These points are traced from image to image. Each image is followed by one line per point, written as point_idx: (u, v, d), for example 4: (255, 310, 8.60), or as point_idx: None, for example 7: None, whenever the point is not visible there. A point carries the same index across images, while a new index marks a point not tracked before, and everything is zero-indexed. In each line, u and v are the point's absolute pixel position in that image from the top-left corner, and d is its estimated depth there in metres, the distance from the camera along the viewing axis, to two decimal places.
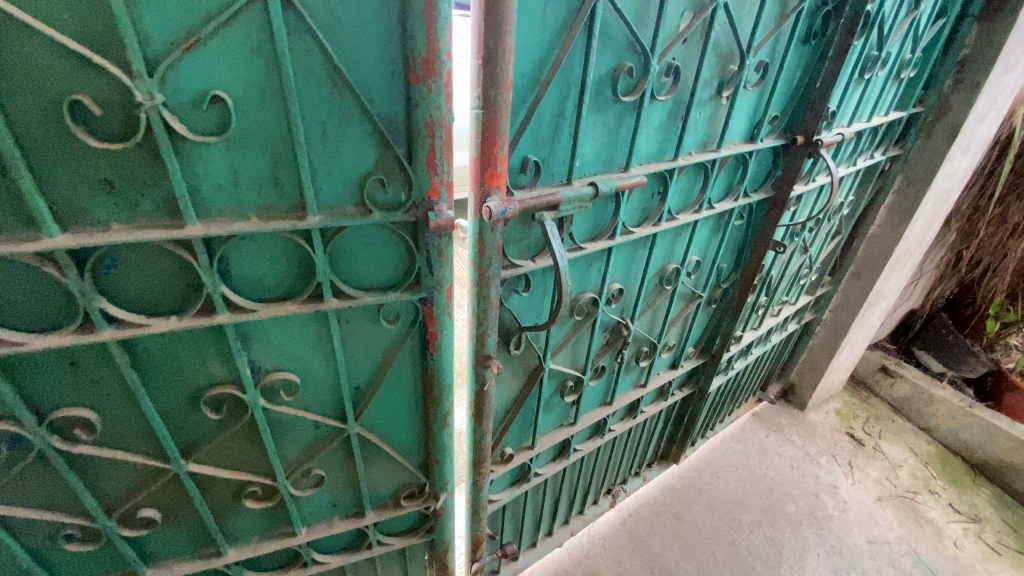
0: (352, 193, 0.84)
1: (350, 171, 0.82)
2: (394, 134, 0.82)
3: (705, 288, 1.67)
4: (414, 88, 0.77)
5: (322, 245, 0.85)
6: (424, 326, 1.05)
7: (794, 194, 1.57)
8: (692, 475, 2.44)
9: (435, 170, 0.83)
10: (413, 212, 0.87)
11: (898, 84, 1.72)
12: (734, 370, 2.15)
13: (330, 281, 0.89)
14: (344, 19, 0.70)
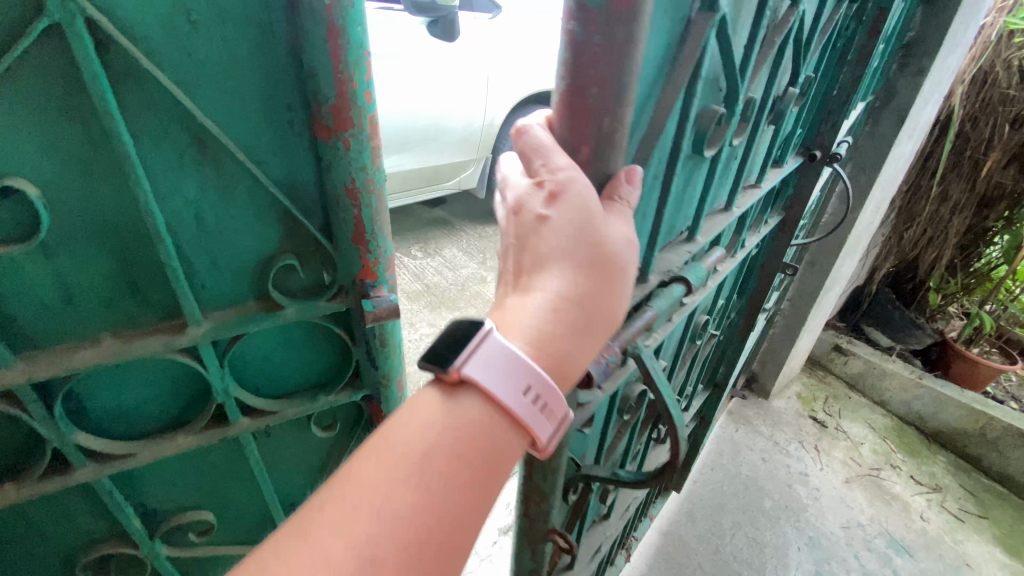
0: (249, 286, 0.62)
1: (242, 260, 0.59)
2: (307, 205, 0.60)
3: (717, 326, 1.56)
4: (322, 144, 0.56)
5: (218, 360, 0.63)
6: (372, 425, 0.86)
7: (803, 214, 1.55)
8: None
9: (365, 248, 0.62)
10: (342, 297, 0.66)
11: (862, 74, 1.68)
12: None
13: (235, 398, 0.67)
14: (206, 61, 0.48)
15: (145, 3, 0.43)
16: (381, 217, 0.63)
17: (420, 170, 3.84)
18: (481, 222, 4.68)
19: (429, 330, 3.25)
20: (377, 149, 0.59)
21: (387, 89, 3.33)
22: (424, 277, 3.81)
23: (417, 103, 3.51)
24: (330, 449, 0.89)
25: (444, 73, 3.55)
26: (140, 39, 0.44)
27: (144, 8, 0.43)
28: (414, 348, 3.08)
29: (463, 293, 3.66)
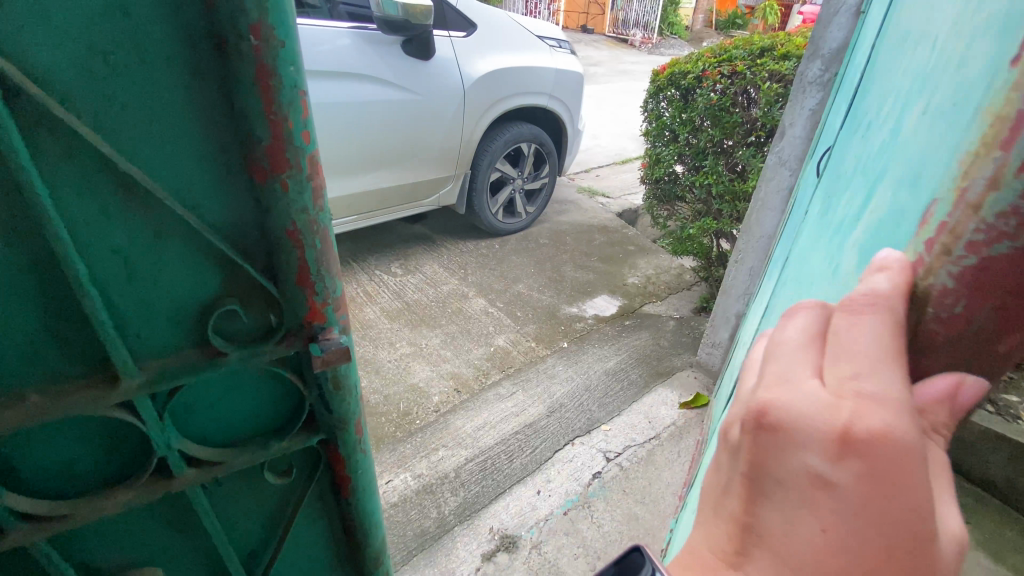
0: (189, 336, 0.82)
1: (178, 300, 0.79)
2: (252, 254, 0.82)
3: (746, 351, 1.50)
4: (262, 184, 0.77)
5: (156, 413, 0.81)
6: (333, 469, 1.04)
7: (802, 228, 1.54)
8: (654, 500, 2.34)
9: (310, 288, 0.84)
10: (290, 338, 0.87)
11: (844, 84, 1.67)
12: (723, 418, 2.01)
13: (177, 448, 0.85)
14: (131, 112, 0.67)
15: (69, 67, 0.62)
16: (322, 256, 0.84)
17: (399, 187, 3.82)
18: (462, 238, 4.67)
19: (409, 349, 3.20)
20: (313, 190, 0.80)
21: (360, 108, 3.31)
22: (404, 295, 3.78)
23: (393, 120, 3.51)
24: (285, 495, 1.06)
25: (419, 91, 3.55)
26: (66, 101, 0.63)
27: (69, 70, 0.62)
28: (394, 369, 3.02)
29: (444, 311, 3.62)
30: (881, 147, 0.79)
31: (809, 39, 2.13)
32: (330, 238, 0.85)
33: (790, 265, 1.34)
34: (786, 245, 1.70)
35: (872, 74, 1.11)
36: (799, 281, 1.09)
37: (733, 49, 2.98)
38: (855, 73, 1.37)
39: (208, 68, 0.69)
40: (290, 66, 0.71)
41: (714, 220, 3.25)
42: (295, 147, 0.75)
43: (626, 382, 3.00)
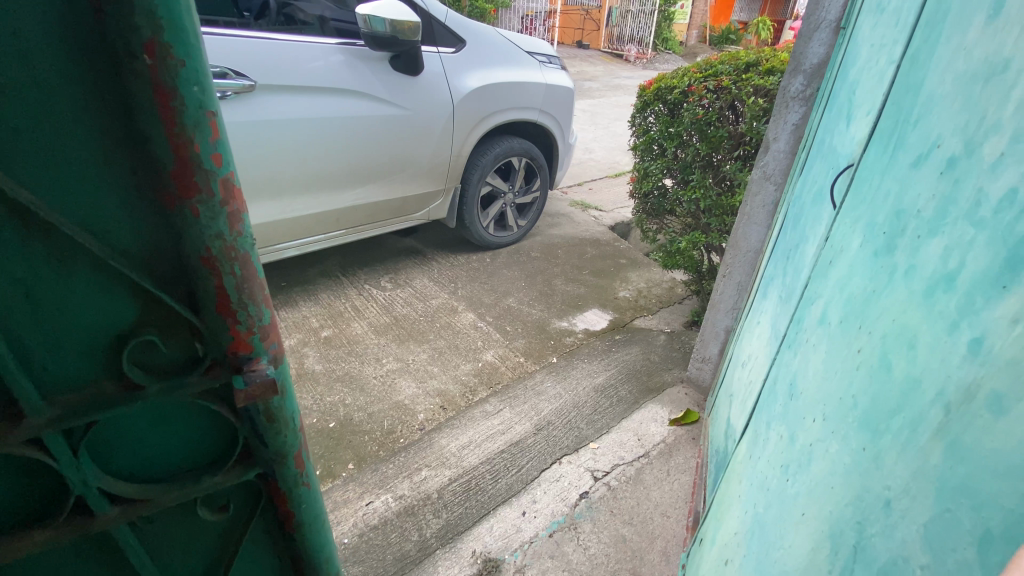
0: (107, 368, 0.81)
1: (91, 331, 0.78)
2: (174, 287, 0.81)
3: (773, 382, 1.44)
4: (172, 210, 0.76)
5: (70, 451, 0.79)
6: (276, 506, 1.01)
7: (808, 248, 1.51)
8: (642, 521, 2.29)
9: (234, 318, 0.82)
10: (214, 367, 0.85)
11: (837, 95, 1.64)
12: (728, 444, 1.98)
13: (98, 486, 0.84)
14: (29, 139, 0.68)
15: None
16: (243, 284, 0.83)
17: (388, 202, 3.80)
18: (453, 252, 4.65)
19: (395, 365, 3.16)
20: (228, 216, 0.79)
21: (345, 123, 3.29)
22: (392, 309, 3.75)
23: (380, 136, 3.50)
24: (228, 529, 1.03)
25: (407, 106, 3.55)
26: None
27: None
28: (380, 386, 2.97)
29: (432, 325, 3.59)
30: (1014, 197, 0.69)
31: (791, 55, 2.12)
32: (255, 266, 0.84)
33: (816, 292, 1.27)
34: (797, 264, 1.62)
35: (913, 90, 1.03)
36: (860, 325, 1.00)
37: (719, 64, 2.98)
38: (868, 90, 1.30)
39: (110, 93, 0.70)
40: (193, 86, 0.71)
41: (703, 233, 3.23)
42: (206, 169, 0.75)
43: (616, 398, 2.96)
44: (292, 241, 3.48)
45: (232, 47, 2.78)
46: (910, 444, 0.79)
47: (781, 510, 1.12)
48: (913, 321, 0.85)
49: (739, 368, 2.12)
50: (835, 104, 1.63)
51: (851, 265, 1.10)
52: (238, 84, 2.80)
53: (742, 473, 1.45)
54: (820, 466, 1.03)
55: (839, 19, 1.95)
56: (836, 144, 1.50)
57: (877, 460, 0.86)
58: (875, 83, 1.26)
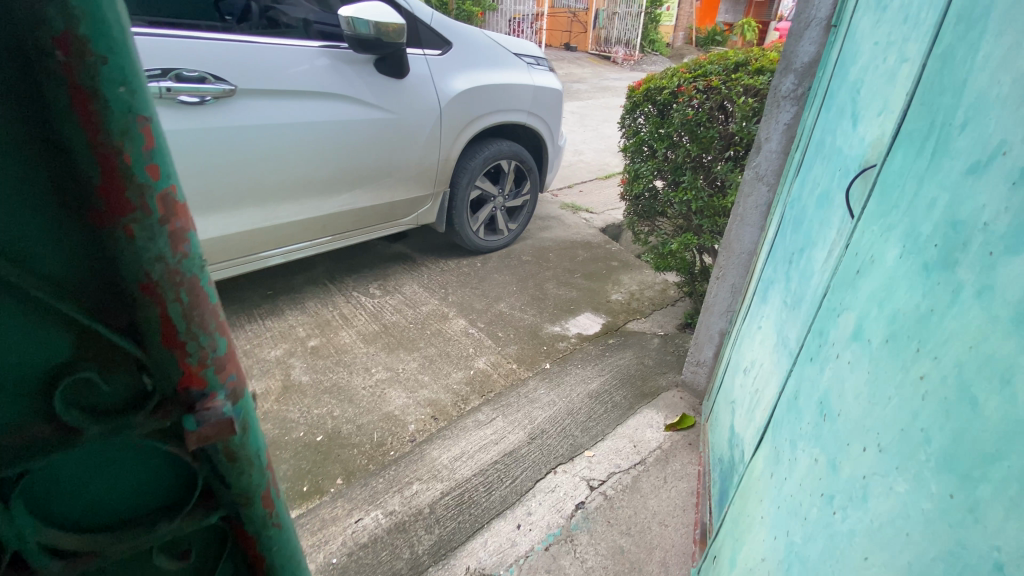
0: (36, 411, 0.71)
1: (15, 369, 0.69)
2: (107, 316, 0.72)
3: (791, 403, 1.29)
4: (104, 230, 0.69)
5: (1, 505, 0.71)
6: (243, 546, 0.95)
7: (820, 253, 1.42)
8: (641, 531, 2.24)
9: (183, 349, 0.75)
10: (165, 403, 0.77)
11: (838, 96, 1.60)
12: (736, 453, 1.95)
13: (36, 542, 0.76)
14: None
15: None
16: (192, 311, 0.76)
17: (375, 207, 3.73)
18: (443, 256, 4.58)
19: (385, 374, 3.08)
20: (170, 235, 0.72)
21: (327, 127, 3.20)
22: (381, 317, 3.67)
23: (366, 140, 3.42)
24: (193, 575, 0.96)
25: (393, 109, 3.48)
26: None
27: None
28: (369, 396, 2.90)
29: (423, 333, 3.52)
30: None
31: (782, 54, 2.09)
32: (204, 291, 0.77)
33: (838, 302, 1.12)
34: (809, 268, 1.50)
35: (948, 78, 0.89)
36: (916, 347, 0.83)
37: (708, 64, 2.95)
38: (874, 90, 1.28)
39: (22, 95, 0.62)
40: (120, 87, 0.64)
41: (695, 235, 3.20)
42: (138, 182, 0.68)
43: (611, 404, 2.90)
44: (277, 249, 3.38)
45: (211, 50, 2.70)
46: (1021, 501, 0.63)
47: (830, 551, 0.96)
48: (998, 350, 0.69)
49: (743, 374, 2.06)
50: (836, 102, 1.60)
51: (888, 277, 0.93)
52: (217, 88, 2.72)
53: (763, 493, 1.32)
54: (881, 506, 0.86)
55: (830, 17, 1.92)
56: (846, 142, 1.40)
57: (973, 516, 0.69)
58: (885, 81, 1.22)
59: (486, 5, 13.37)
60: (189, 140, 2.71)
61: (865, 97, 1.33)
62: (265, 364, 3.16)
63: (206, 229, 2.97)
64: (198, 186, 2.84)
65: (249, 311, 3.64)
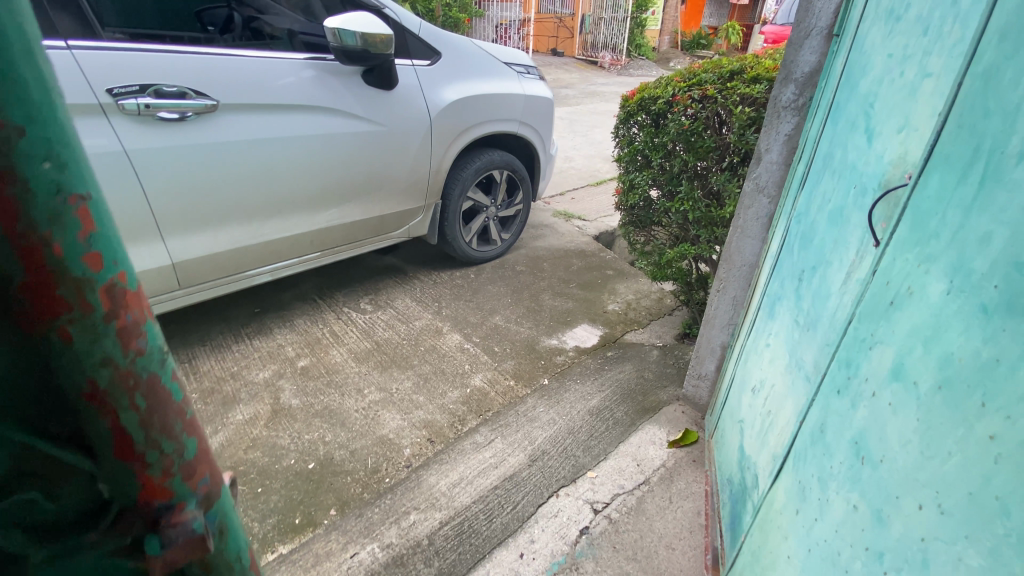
0: None
1: None
2: (49, 424, 0.63)
3: (818, 438, 1.23)
4: (34, 333, 0.61)
5: None
6: None
7: (839, 275, 1.39)
8: (648, 556, 2.16)
9: (141, 458, 0.68)
10: (126, 519, 0.68)
11: (847, 111, 1.57)
12: (747, 476, 1.90)
13: None
14: None
15: None
16: (147, 413, 0.69)
17: (366, 221, 3.64)
18: (435, 269, 4.50)
19: (378, 395, 2.98)
20: (117, 332, 0.65)
21: (315, 141, 3.11)
22: (373, 334, 3.57)
23: (356, 154, 3.34)
24: None
25: (383, 121, 3.40)
26: None
27: None
28: (362, 419, 2.80)
29: (417, 349, 3.42)
30: None
31: (781, 63, 2.04)
32: (166, 389, 0.71)
33: (874, 334, 1.06)
34: (828, 290, 1.44)
35: (993, 98, 0.83)
36: (977, 397, 0.76)
37: (702, 73, 2.90)
38: (892, 106, 1.28)
39: None
40: (41, 163, 0.58)
41: (692, 245, 3.14)
42: (78, 276, 0.61)
43: (612, 421, 2.83)
44: (264, 267, 3.28)
45: (191, 65, 2.60)
46: None
47: None
48: None
49: (752, 393, 2.01)
50: (848, 116, 1.55)
51: (934, 315, 0.86)
52: (198, 104, 2.62)
53: (793, 532, 1.26)
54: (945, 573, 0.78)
55: (831, 26, 1.88)
56: (863, 161, 1.37)
57: None
58: (905, 96, 1.22)
59: (473, 11, 13.34)
60: (170, 158, 2.61)
61: (883, 114, 1.31)
62: (253, 387, 3.05)
63: (189, 249, 2.86)
64: (181, 205, 2.74)
65: (236, 331, 3.52)
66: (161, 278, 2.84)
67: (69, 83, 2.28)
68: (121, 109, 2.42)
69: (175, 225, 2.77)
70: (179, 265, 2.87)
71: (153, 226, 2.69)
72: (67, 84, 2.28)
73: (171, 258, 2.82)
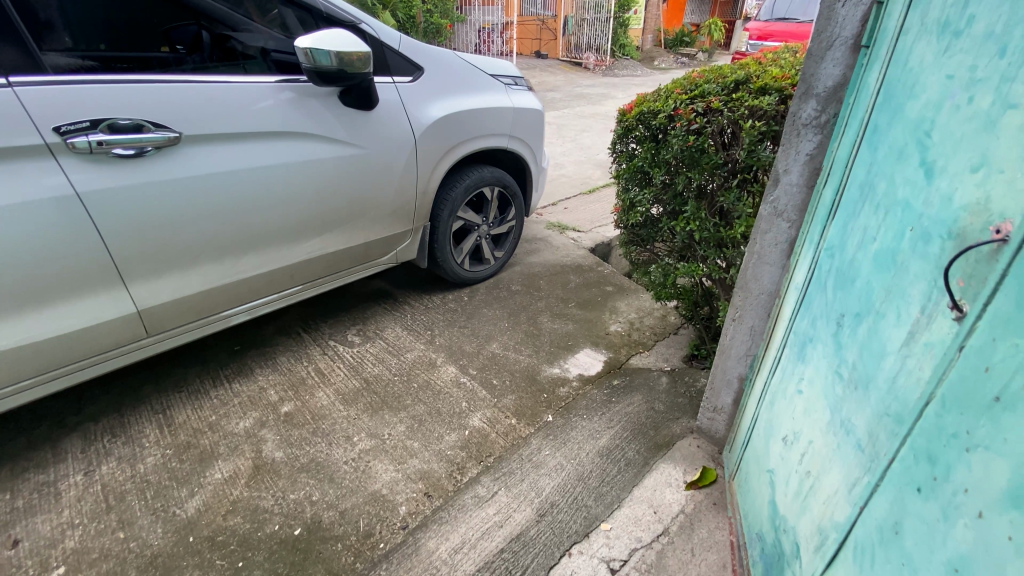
0: None
1: None
2: None
3: (889, 533, 1.10)
4: None
5: None
6: None
7: (896, 329, 1.21)
8: None
9: None
10: None
11: (890, 133, 1.37)
12: (783, 540, 1.71)
13: None
14: None
15: None
16: None
17: (349, 250, 3.41)
18: (426, 292, 4.27)
19: (369, 444, 2.75)
20: None
21: (292, 168, 2.88)
22: (362, 370, 3.33)
23: (337, 180, 3.11)
24: None
25: (365, 143, 3.17)
26: None
27: None
28: (352, 474, 2.57)
29: (409, 387, 3.19)
30: None
31: (800, 77, 1.85)
32: None
33: (970, 433, 0.93)
34: (883, 347, 1.26)
35: None
36: None
37: (705, 84, 2.71)
38: (959, 138, 1.10)
39: None
40: None
41: (700, 265, 2.94)
42: None
43: (623, 463, 2.62)
44: (241, 306, 3.04)
45: (148, 95, 2.36)
46: None
47: None
48: None
49: (784, 444, 1.81)
50: (892, 141, 1.36)
51: None
52: (158, 137, 2.37)
53: None
54: None
55: (858, 35, 1.69)
56: (920, 196, 1.20)
57: None
58: (980, 128, 1.04)
59: (455, 17, 13.11)
60: (131, 198, 2.38)
61: (946, 144, 1.13)
62: (233, 439, 2.80)
63: (157, 294, 2.63)
64: (146, 248, 2.51)
65: (215, 374, 3.28)
66: (126, 328, 2.59)
67: (8, 123, 2.03)
68: (70, 148, 2.18)
69: (139, 270, 2.53)
70: (145, 313, 2.63)
71: (112, 272, 2.44)
72: (6, 123, 2.03)
73: (136, 305, 2.58)
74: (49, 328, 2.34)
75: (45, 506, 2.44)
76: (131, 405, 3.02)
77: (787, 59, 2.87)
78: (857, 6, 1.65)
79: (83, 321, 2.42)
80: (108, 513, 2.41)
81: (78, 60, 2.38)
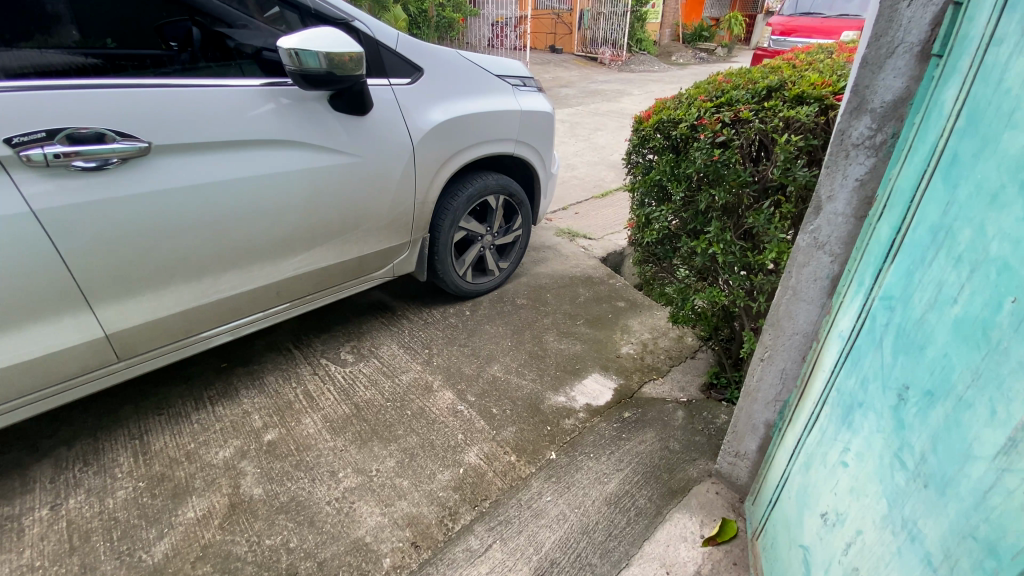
0: None
1: None
2: None
3: None
4: None
5: None
6: None
7: (997, 429, 0.97)
8: None
9: None
10: None
11: (976, 169, 1.09)
12: None
13: None
14: None
15: None
16: None
17: (342, 265, 3.19)
18: (426, 306, 4.03)
19: (355, 481, 2.53)
20: None
21: (277, 178, 2.65)
22: (353, 394, 3.11)
23: (328, 191, 2.88)
24: None
25: (358, 151, 2.94)
26: None
27: None
28: (335, 517, 2.35)
29: (402, 415, 2.96)
30: None
31: (853, 89, 1.56)
32: None
33: None
34: (973, 447, 1.01)
35: None
36: None
37: (732, 90, 2.42)
38: None
39: None
40: None
41: (723, 292, 2.67)
42: None
43: (633, 513, 2.36)
44: (223, 326, 2.84)
45: (114, 100, 2.14)
46: None
47: None
48: None
49: (822, 523, 1.54)
50: (979, 179, 1.09)
51: None
52: (125, 147, 2.16)
53: None
54: None
55: (926, 41, 1.40)
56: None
57: None
58: None
59: (467, 11, 12.83)
60: (94, 216, 2.17)
61: None
62: (210, 471, 2.60)
63: (127, 317, 2.43)
64: (117, 268, 2.31)
65: (198, 395, 3.08)
66: (94, 354, 2.40)
67: None
68: (25, 162, 1.97)
69: (108, 292, 2.33)
70: (115, 337, 2.43)
71: (77, 295, 2.25)
72: None
73: (104, 329, 2.38)
74: (5, 357, 2.14)
75: (5, 545, 2.26)
76: (108, 430, 2.84)
77: (825, 62, 2.56)
78: (926, 6, 1.37)
79: (43, 348, 2.22)
80: (70, 556, 2.22)
81: (81, 57, 2.36)
